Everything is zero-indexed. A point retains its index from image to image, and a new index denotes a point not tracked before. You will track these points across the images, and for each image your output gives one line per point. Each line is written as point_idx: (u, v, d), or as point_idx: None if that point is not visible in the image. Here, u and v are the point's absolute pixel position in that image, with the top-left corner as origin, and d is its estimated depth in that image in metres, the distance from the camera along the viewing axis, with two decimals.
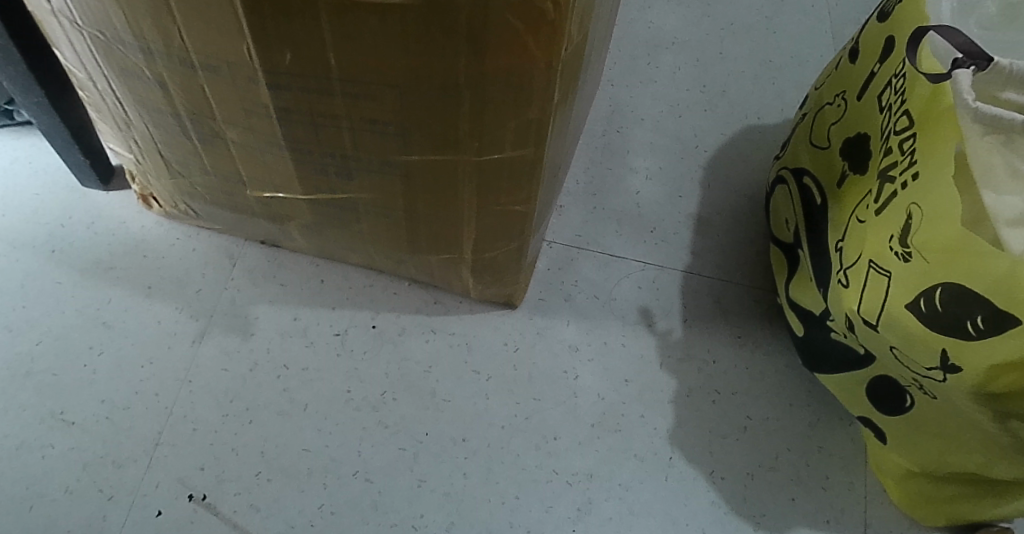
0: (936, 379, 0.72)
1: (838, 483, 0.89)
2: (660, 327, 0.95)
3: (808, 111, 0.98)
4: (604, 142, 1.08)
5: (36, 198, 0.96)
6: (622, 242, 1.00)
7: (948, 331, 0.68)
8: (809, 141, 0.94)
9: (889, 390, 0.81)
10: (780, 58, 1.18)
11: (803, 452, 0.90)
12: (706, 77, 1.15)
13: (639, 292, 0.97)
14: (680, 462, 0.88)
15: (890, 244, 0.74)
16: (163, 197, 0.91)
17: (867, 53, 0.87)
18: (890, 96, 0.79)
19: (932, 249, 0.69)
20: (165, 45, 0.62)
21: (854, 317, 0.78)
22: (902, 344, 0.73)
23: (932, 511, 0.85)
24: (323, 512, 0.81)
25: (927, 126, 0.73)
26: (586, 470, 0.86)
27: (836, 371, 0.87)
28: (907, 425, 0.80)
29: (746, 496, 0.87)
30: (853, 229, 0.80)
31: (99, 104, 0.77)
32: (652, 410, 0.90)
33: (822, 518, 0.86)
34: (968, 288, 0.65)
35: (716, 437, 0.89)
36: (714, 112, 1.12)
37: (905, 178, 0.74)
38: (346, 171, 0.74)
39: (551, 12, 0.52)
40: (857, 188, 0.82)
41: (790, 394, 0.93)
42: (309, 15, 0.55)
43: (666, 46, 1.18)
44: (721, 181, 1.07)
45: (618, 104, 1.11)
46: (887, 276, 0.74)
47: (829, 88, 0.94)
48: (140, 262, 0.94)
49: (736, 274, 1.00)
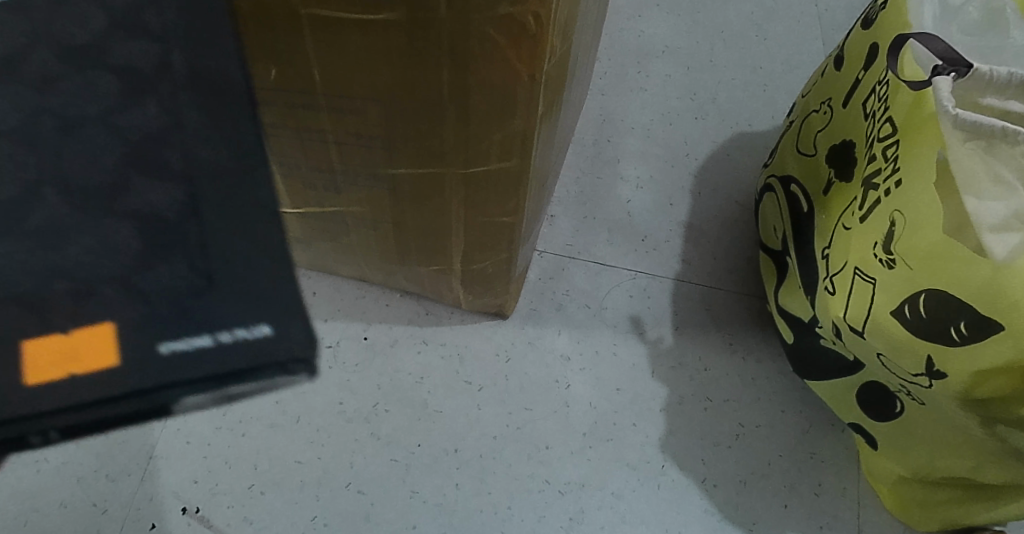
0: (923, 384, 0.73)
1: (830, 489, 0.89)
2: (651, 335, 0.95)
3: (795, 118, 0.99)
4: (594, 151, 1.08)
5: None
6: (613, 251, 1.01)
7: (933, 337, 0.69)
8: (796, 148, 0.95)
9: (877, 396, 0.81)
10: (770, 65, 1.19)
11: (795, 458, 0.90)
12: (696, 85, 1.16)
13: (630, 301, 0.97)
14: (672, 471, 0.88)
15: (874, 252, 0.75)
16: None
17: (851, 61, 0.87)
18: (874, 104, 0.80)
19: (916, 257, 0.70)
20: None
21: (841, 324, 0.79)
22: (888, 351, 0.74)
23: (925, 516, 0.85)
24: (316, 523, 0.82)
25: (909, 134, 0.73)
26: (578, 480, 0.86)
27: (825, 377, 0.88)
28: (898, 430, 0.81)
29: (738, 504, 0.87)
30: (839, 236, 0.81)
31: None
32: (643, 419, 0.90)
33: (815, 524, 0.87)
34: (951, 295, 0.67)
35: (708, 445, 0.90)
36: (705, 120, 1.13)
37: (889, 185, 0.75)
38: (333, 185, 0.74)
39: (532, 26, 0.52)
40: (842, 195, 0.82)
41: (781, 400, 0.94)
42: (293, 32, 0.56)
43: (656, 54, 1.19)
44: (711, 188, 1.07)
45: (608, 113, 1.12)
46: (871, 283, 0.75)
47: (816, 95, 0.94)
48: None
49: (726, 281, 1.01)
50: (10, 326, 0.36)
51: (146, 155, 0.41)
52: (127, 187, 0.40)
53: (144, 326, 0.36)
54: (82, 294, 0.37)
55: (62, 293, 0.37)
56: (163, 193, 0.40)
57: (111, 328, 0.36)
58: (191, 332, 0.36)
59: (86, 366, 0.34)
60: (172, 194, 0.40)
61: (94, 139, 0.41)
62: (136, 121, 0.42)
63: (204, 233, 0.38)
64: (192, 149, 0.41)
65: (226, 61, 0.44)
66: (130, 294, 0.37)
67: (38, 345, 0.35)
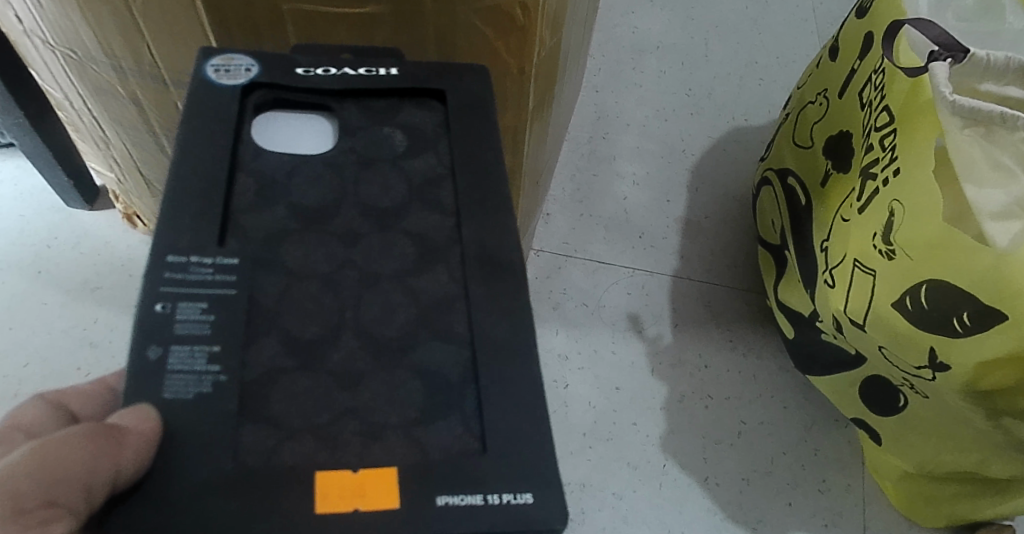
0: (927, 377, 0.71)
1: (835, 486, 0.87)
2: (650, 333, 0.94)
3: (791, 110, 0.98)
4: (590, 148, 1.07)
5: (23, 220, 0.93)
6: (611, 248, 0.99)
7: (935, 328, 0.68)
8: (793, 141, 0.94)
9: (881, 391, 0.80)
10: (765, 59, 1.19)
11: (798, 455, 0.88)
12: (691, 81, 1.15)
13: (628, 298, 0.96)
14: (674, 469, 0.86)
15: (873, 242, 0.74)
16: (146, 215, 0.88)
17: (846, 50, 0.86)
18: (870, 93, 0.79)
19: (916, 247, 0.68)
20: (137, 63, 0.62)
21: (841, 317, 0.78)
22: (890, 343, 0.73)
23: (932, 513, 0.84)
24: None
25: (906, 122, 0.72)
26: (579, 480, 0.84)
27: (827, 372, 0.86)
28: (902, 425, 0.80)
29: (742, 502, 0.85)
30: (837, 228, 0.80)
31: (78, 124, 0.78)
32: (644, 417, 0.89)
33: (821, 522, 0.85)
34: (953, 285, 0.65)
35: (710, 443, 0.88)
36: (701, 114, 1.12)
37: (887, 175, 0.74)
38: None
39: (520, 18, 0.52)
40: (840, 187, 0.81)
41: (784, 397, 0.92)
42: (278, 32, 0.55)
43: (651, 50, 1.18)
44: (707, 184, 1.06)
45: (604, 109, 1.11)
46: (871, 275, 0.73)
47: (811, 86, 0.93)
48: (125, 282, 0.90)
49: (725, 277, 0.99)
50: (298, 456, 0.34)
51: (436, 318, 0.39)
52: (417, 341, 0.39)
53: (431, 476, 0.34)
54: (370, 437, 0.35)
55: (354, 437, 0.35)
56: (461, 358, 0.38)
57: (394, 472, 0.34)
58: (466, 486, 0.33)
59: (371, 505, 0.32)
60: (466, 358, 0.38)
61: (400, 295, 0.40)
62: (431, 284, 0.41)
63: (482, 389, 0.37)
64: (490, 318, 0.39)
65: (515, 237, 0.43)
66: (417, 448, 0.35)
67: (323, 475, 0.33)
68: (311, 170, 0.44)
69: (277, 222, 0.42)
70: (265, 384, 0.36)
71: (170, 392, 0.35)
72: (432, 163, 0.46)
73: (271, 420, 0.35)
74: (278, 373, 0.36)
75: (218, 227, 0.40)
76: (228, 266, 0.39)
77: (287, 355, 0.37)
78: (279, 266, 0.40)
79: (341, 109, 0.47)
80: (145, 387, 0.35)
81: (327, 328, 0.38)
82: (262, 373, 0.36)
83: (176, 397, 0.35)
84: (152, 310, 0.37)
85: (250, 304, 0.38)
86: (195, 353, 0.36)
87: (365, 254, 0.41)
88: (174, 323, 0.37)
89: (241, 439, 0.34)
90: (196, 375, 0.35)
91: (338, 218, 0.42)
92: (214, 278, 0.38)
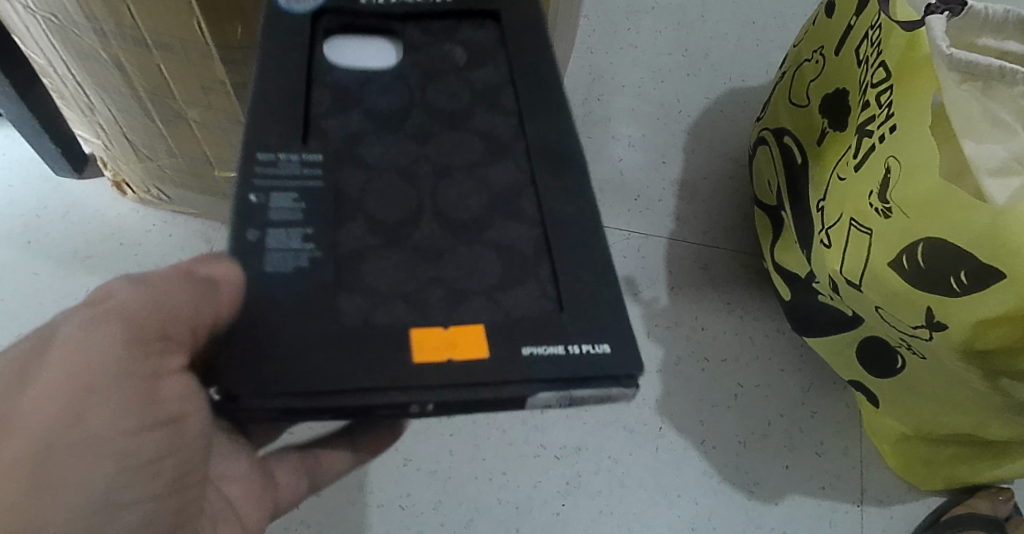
0: (923, 337, 0.71)
1: (833, 449, 0.87)
2: (646, 296, 0.93)
3: (787, 69, 0.96)
4: (584, 110, 1.06)
5: (12, 190, 0.92)
6: (606, 212, 0.98)
7: (932, 287, 0.67)
8: (789, 100, 0.92)
9: (878, 352, 0.80)
10: (762, 19, 1.17)
11: (795, 418, 0.88)
12: (687, 41, 1.14)
13: (624, 262, 0.95)
14: (670, 432, 0.85)
15: (869, 201, 0.73)
16: (135, 182, 0.87)
17: (843, 6, 0.85)
18: (867, 49, 0.78)
19: (912, 205, 0.67)
20: (117, 24, 0.61)
21: (837, 277, 0.77)
22: (886, 303, 0.72)
23: (929, 474, 0.83)
24: (309, 494, 0.78)
25: (903, 78, 0.71)
26: (575, 444, 0.83)
27: (824, 334, 0.86)
28: (900, 387, 0.79)
29: (739, 465, 0.85)
30: (834, 187, 0.79)
31: (63, 90, 0.77)
32: (640, 381, 0.88)
33: (817, 484, 0.85)
34: (949, 243, 0.64)
35: (706, 406, 0.87)
36: (697, 76, 1.10)
37: (883, 131, 0.72)
38: None
39: None
40: (837, 145, 0.80)
41: (781, 359, 0.91)
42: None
43: (646, 11, 1.16)
44: (703, 146, 1.05)
45: (598, 71, 1.09)
46: (868, 234, 0.72)
47: (807, 44, 0.92)
48: (116, 250, 0.89)
49: (721, 240, 0.98)
50: (394, 315, 0.43)
51: (507, 203, 0.48)
52: (492, 221, 0.47)
53: (514, 329, 0.42)
54: (457, 300, 0.43)
55: (443, 301, 0.43)
56: (525, 233, 0.47)
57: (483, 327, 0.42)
58: (548, 340, 0.42)
59: (465, 354, 0.41)
60: (530, 234, 0.47)
61: (469, 184, 0.48)
62: (498, 175, 0.49)
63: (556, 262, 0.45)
64: (551, 200, 0.48)
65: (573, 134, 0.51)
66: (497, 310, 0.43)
67: (420, 333, 0.42)
68: (382, 81, 0.52)
69: (354, 128, 0.50)
70: (354, 259, 0.44)
71: (270, 266, 0.43)
72: (494, 72, 0.54)
73: (363, 288, 0.44)
74: (366, 251, 0.45)
75: (302, 128, 0.49)
76: (313, 161, 0.47)
77: (371, 235, 0.45)
78: (361, 163, 0.48)
79: (405, 31, 0.55)
80: (249, 261, 0.43)
81: (407, 214, 0.46)
82: (353, 249, 0.45)
83: (275, 270, 0.43)
84: (248, 200, 0.45)
85: (336, 193, 0.47)
86: (292, 236, 0.44)
87: (437, 152, 0.50)
88: (268, 210, 0.45)
89: (339, 305, 0.43)
90: (293, 251, 0.44)
91: (410, 122, 0.51)
92: (302, 171, 0.47)
